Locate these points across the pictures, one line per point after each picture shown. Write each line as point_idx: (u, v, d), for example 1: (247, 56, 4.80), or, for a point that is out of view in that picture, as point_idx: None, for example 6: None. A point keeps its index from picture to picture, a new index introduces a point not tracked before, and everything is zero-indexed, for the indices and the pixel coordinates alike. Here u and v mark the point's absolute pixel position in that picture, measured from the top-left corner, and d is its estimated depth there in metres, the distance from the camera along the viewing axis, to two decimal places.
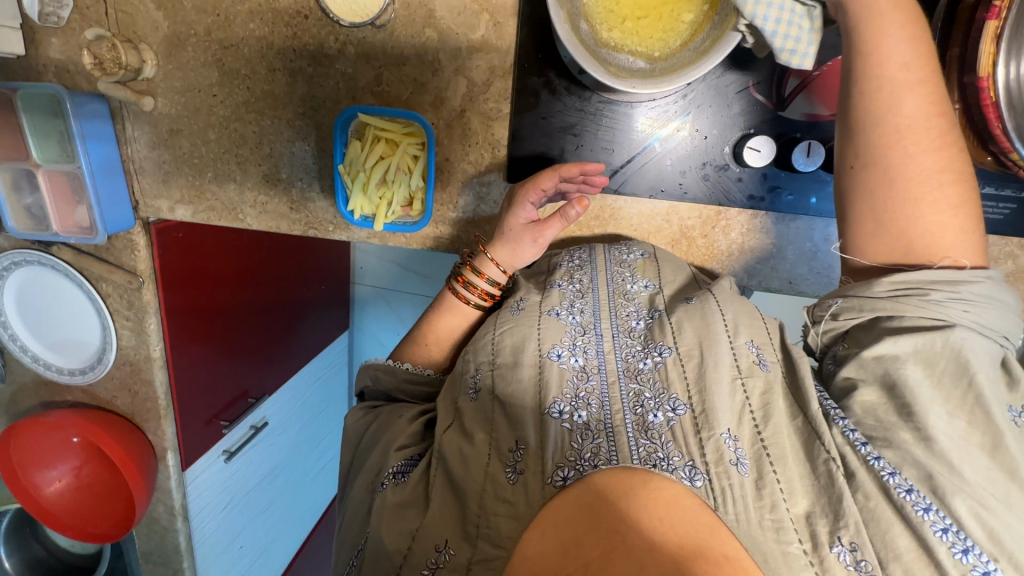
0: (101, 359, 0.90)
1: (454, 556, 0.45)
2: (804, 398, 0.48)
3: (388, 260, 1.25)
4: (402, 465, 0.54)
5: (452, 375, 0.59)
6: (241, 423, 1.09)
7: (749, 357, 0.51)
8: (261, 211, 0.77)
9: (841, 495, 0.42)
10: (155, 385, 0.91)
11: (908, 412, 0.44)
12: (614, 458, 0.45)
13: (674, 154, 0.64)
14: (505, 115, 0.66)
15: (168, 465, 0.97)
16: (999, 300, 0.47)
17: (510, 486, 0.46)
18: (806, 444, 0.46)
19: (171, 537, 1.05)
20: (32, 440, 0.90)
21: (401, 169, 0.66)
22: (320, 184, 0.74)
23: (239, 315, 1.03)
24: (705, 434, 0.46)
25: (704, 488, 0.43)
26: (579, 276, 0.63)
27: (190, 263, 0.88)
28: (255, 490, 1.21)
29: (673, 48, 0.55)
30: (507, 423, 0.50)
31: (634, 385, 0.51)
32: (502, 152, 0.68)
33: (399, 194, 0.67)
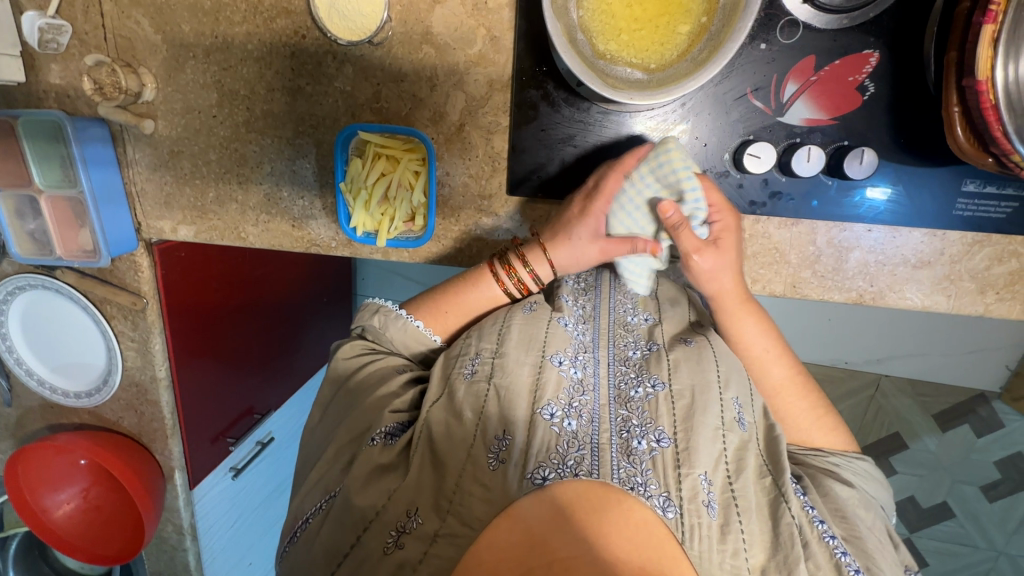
0: (106, 381, 0.90)
1: (421, 525, 0.48)
2: (780, 472, 0.51)
3: (390, 271, 1.25)
4: (394, 428, 0.56)
5: (448, 354, 0.61)
6: (247, 439, 1.10)
7: (732, 416, 0.53)
8: (263, 229, 0.77)
9: (797, 556, 0.46)
10: (161, 405, 0.91)
11: (841, 514, 0.52)
12: (595, 471, 0.49)
13: None
14: (504, 128, 0.66)
15: (177, 485, 0.97)
16: (879, 480, 0.59)
17: (490, 471, 0.50)
18: (772, 504, 0.50)
19: (180, 556, 1.06)
20: (42, 461, 0.90)
21: (402, 185, 0.66)
22: (321, 201, 0.74)
23: (245, 331, 1.03)
24: (683, 471, 0.49)
25: (675, 521, 0.47)
26: (583, 300, 0.65)
27: (194, 283, 0.89)
28: (262, 506, 1.22)
29: (670, 59, 0.55)
30: (499, 409, 0.53)
31: (624, 411, 0.54)
32: (503, 165, 0.68)
33: (401, 210, 0.67)
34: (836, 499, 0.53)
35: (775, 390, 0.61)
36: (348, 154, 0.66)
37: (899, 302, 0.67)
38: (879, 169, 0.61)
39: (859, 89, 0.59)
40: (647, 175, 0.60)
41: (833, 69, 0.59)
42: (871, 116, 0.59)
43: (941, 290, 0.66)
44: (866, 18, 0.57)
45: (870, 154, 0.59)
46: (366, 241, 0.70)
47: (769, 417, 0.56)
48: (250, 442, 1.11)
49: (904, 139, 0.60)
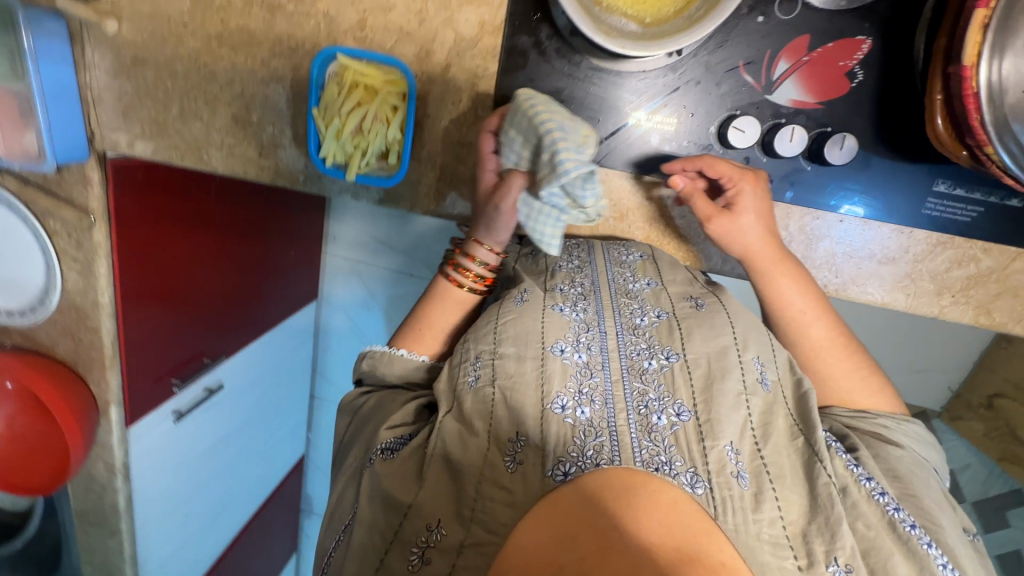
0: (42, 301, 0.85)
1: (445, 537, 0.51)
2: (812, 430, 0.58)
3: (366, 231, 1.34)
4: (394, 441, 0.61)
5: (451, 361, 0.64)
6: (194, 384, 1.06)
7: (755, 376, 0.59)
8: (228, 154, 0.73)
9: (837, 517, 0.51)
10: (101, 333, 0.86)
11: (895, 474, 0.59)
12: (616, 458, 0.52)
13: (660, 130, 0.64)
14: (492, 74, 0.64)
15: (111, 420, 0.93)
16: (930, 439, 0.66)
17: (509, 473, 0.52)
18: (808, 464, 0.55)
19: (110, 496, 1.01)
20: None
21: (378, 118, 0.65)
22: (293, 130, 0.70)
23: (203, 270, 1.00)
24: (709, 444, 0.53)
25: (704, 497, 0.50)
26: (580, 278, 0.68)
27: (152, 208, 0.85)
28: (199, 459, 1.19)
29: (666, 15, 0.54)
30: (507, 411, 0.56)
31: (639, 385, 0.58)
32: (485, 112, 0.66)
33: (374, 144, 0.65)
34: (891, 461, 0.60)
35: (815, 350, 0.67)
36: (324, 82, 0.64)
37: (859, 296, 0.68)
38: (858, 158, 0.61)
39: (848, 75, 0.59)
40: (512, 128, 0.61)
41: (825, 52, 0.59)
42: (856, 104, 0.60)
43: (901, 289, 0.67)
44: (864, 3, 0.57)
45: (850, 141, 0.59)
46: (335, 174, 0.68)
47: (796, 374, 0.63)
48: (196, 387, 1.08)
49: (884, 132, 0.60)
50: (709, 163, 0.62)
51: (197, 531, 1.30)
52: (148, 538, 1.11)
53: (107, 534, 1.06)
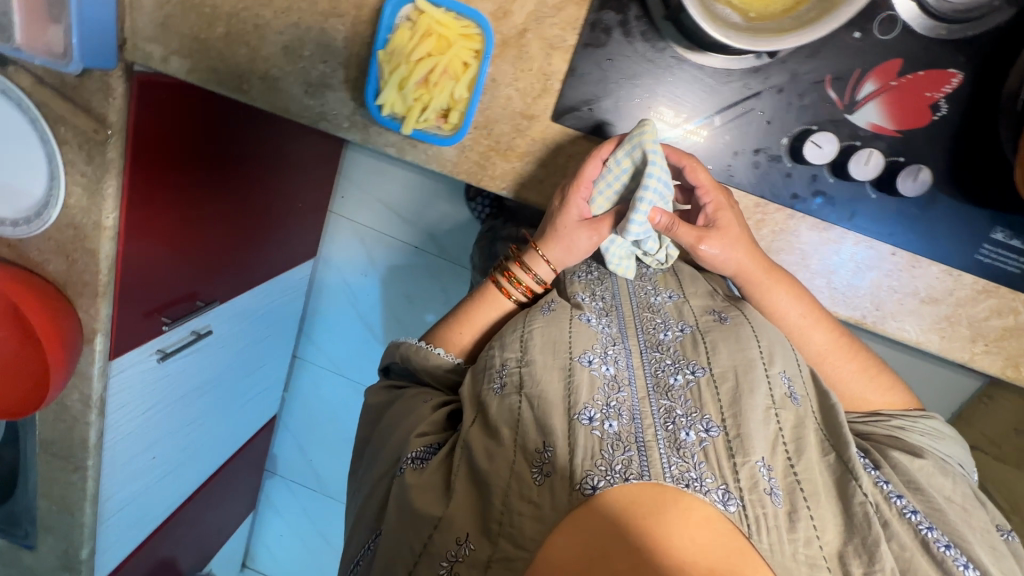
0: (39, 215, 0.78)
1: (475, 550, 0.51)
2: (844, 444, 0.57)
3: (370, 194, 1.41)
4: (424, 451, 0.61)
5: (474, 368, 0.65)
6: (182, 325, 1.02)
7: (784, 391, 0.58)
8: (271, 87, 0.68)
9: (875, 540, 0.50)
10: (99, 257, 0.80)
11: (916, 486, 0.56)
12: (645, 473, 0.51)
13: (732, 132, 0.61)
14: (569, 47, 0.61)
15: (95, 349, 0.86)
16: (948, 434, 0.65)
17: (536, 487, 0.52)
18: (841, 482, 0.54)
19: (81, 430, 0.95)
20: None
21: (448, 72, 0.59)
22: (345, 72, 0.66)
23: (203, 206, 0.93)
24: (740, 460, 0.52)
25: (737, 514, 0.50)
26: (600, 292, 0.70)
27: (163, 128, 0.79)
28: (177, 404, 1.15)
29: (773, 12, 0.51)
30: (535, 420, 0.56)
31: (666, 401, 0.58)
32: (554, 87, 0.63)
33: (439, 100, 0.60)
34: (911, 472, 0.57)
35: (819, 356, 0.66)
36: (394, 22, 0.59)
37: (896, 332, 0.68)
38: (924, 195, 0.61)
39: (932, 107, 0.58)
40: (624, 157, 0.61)
41: (915, 80, 0.57)
42: (934, 138, 0.59)
43: (937, 330, 0.67)
44: (963, 36, 0.56)
45: (924, 173, 0.59)
46: (389, 125, 0.63)
47: (821, 385, 0.63)
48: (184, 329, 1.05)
49: (956, 170, 0.59)
50: (691, 166, 0.60)
51: (161, 479, 1.25)
52: (110, 478, 1.06)
53: (70, 470, 0.99)
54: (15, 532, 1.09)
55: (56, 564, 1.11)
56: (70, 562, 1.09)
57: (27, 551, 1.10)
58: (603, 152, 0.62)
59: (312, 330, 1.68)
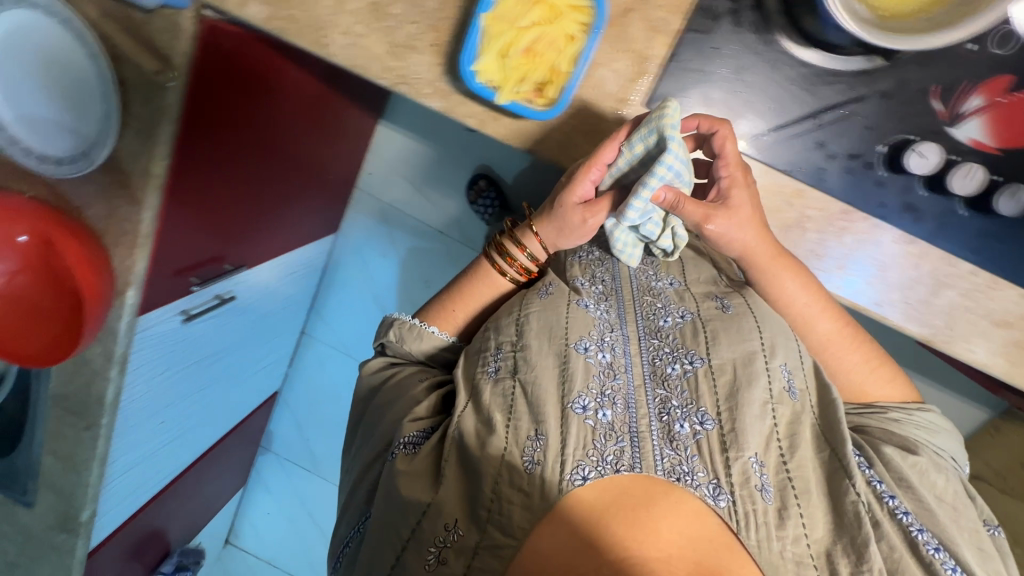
0: (87, 154, 0.74)
1: (462, 537, 0.60)
2: (839, 440, 0.63)
3: (399, 173, 1.48)
4: (416, 437, 0.70)
5: (471, 350, 0.75)
6: (210, 288, 0.98)
7: (783, 386, 0.65)
8: (351, 44, 0.65)
9: (863, 539, 0.56)
10: (144, 207, 0.77)
11: (905, 483, 0.62)
12: (637, 465, 0.59)
13: (829, 134, 0.60)
14: (672, 31, 0.59)
15: (126, 304, 0.81)
16: (945, 428, 0.70)
17: (527, 475, 0.60)
18: (834, 479, 0.61)
19: (98, 386, 0.91)
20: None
21: (553, 43, 0.57)
22: (433, 35, 0.63)
23: (246, 168, 0.92)
24: (732, 456, 0.60)
25: (726, 509, 0.57)
26: (603, 277, 0.78)
27: (224, 82, 0.78)
28: (195, 369, 1.13)
29: (907, 11, 0.50)
30: (526, 404, 0.64)
31: (663, 392, 0.66)
32: (651, 70, 0.61)
33: (540, 70, 0.57)
34: (903, 470, 0.63)
35: (823, 341, 0.70)
36: None
37: (963, 353, 0.67)
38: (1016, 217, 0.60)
39: None
40: (637, 143, 0.60)
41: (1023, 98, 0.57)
42: None
43: (1004, 354, 0.66)
44: None
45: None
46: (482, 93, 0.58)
47: (819, 373, 0.69)
48: (210, 293, 1.01)
49: None
50: (723, 133, 0.59)
51: (166, 443, 1.22)
52: (123, 440, 1.03)
53: (83, 428, 0.95)
54: (12, 487, 1.04)
55: (53, 523, 1.07)
56: (69, 523, 1.05)
57: (23, 508, 1.06)
58: (619, 137, 0.62)
59: (324, 304, 1.72)
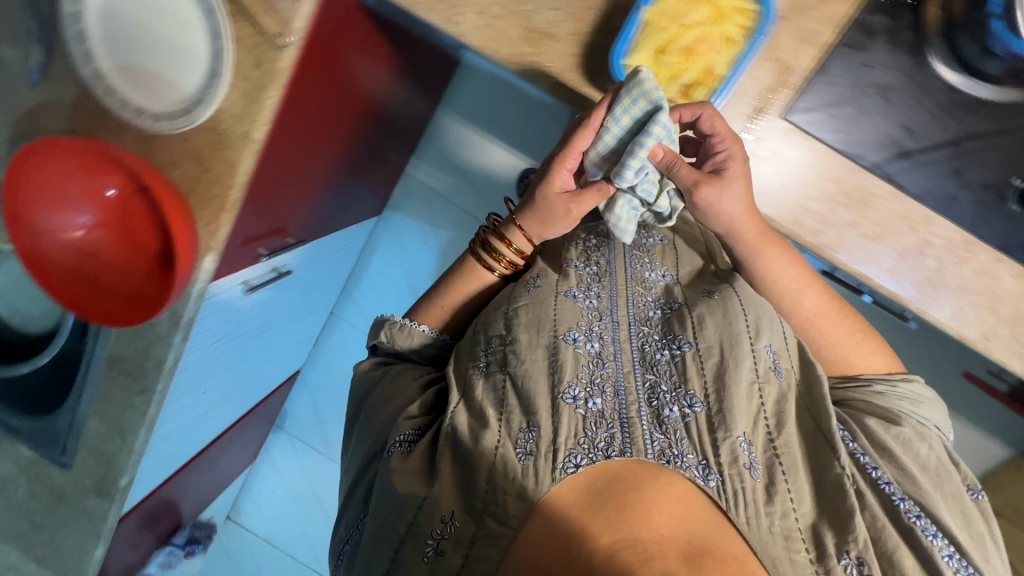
0: (187, 111, 0.71)
1: (458, 526, 0.64)
2: (826, 420, 0.68)
3: (451, 163, 1.47)
4: (411, 434, 0.73)
5: (465, 348, 0.80)
6: (273, 259, 1.00)
7: (768, 364, 0.70)
8: (485, 23, 0.63)
9: (848, 515, 0.61)
10: (238, 171, 0.75)
11: (885, 451, 0.68)
12: (628, 450, 0.64)
13: (966, 163, 0.62)
14: (822, 44, 0.59)
15: (204, 270, 0.79)
16: (927, 398, 0.77)
17: (519, 463, 0.64)
18: (820, 455, 0.66)
19: (158, 351, 0.88)
20: (68, 166, 0.74)
21: (712, 44, 0.60)
22: (572, 24, 0.62)
23: (319, 142, 0.92)
24: (721, 436, 0.64)
25: (715, 488, 0.62)
26: (598, 261, 0.83)
27: (319, 56, 0.78)
28: (242, 340, 1.11)
29: None
30: (515, 393, 0.69)
31: (651, 377, 0.71)
32: (794, 80, 0.60)
33: (693, 70, 0.62)
34: (883, 440, 0.69)
35: (809, 319, 0.79)
36: None
37: None
38: None
39: None
40: (623, 115, 0.62)
41: None
42: None
43: None
44: None
45: None
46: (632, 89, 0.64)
47: (806, 355, 0.75)
48: (268, 265, 1.02)
49: None
50: (708, 114, 0.60)
51: (206, 413, 1.20)
52: (171, 404, 1.01)
53: (135, 391, 0.92)
54: (50, 446, 1.01)
55: (89, 486, 1.04)
56: (106, 486, 1.02)
57: (60, 468, 1.03)
58: (600, 115, 0.63)
59: (355, 286, 1.70)
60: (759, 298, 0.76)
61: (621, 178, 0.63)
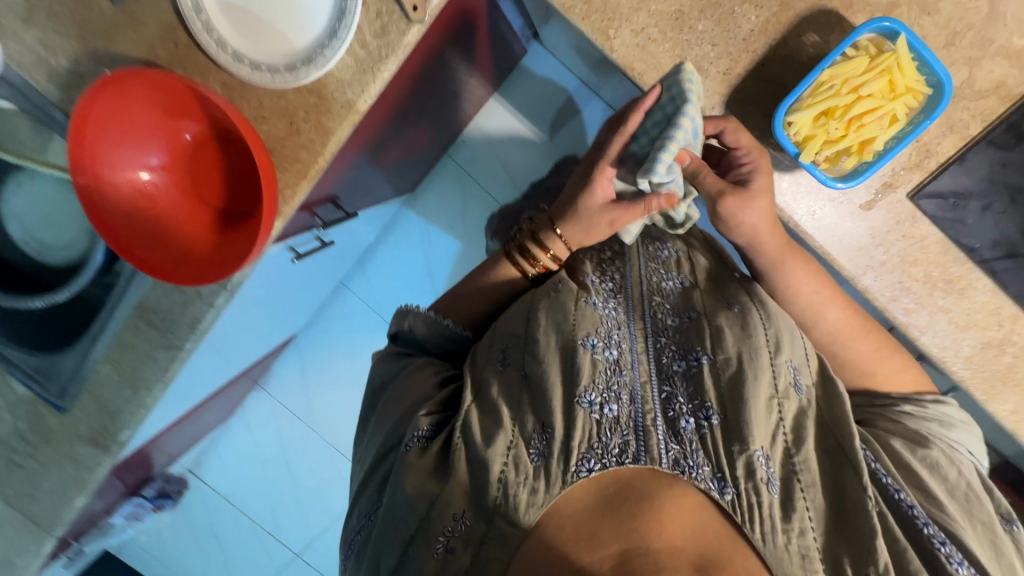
0: (292, 70, 0.66)
1: (470, 526, 0.55)
2: (851, 445, 0.59)
3: (494, 154, 1.43)
4: (428, 431, 0.63)
5: (478, 354, 0.70)
6: (314, 228, 1.00)
7: (788, 381, 0.61)
8: (638, 45, 0.65)
9: (874, 543, 0.53)
10: (333, 140, 0.69)
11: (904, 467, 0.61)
12: (641, 456, 0.56)
13: None
14: (967, 135, 0.64)
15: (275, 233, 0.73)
16: (962, 422, 0.68)
17: (533, 465, 0.56)
18: (843, 479, 0.58)
19: (195, 309, 0.82)
20: (126, 101, 0.65)
21: (881, 118, 0.62)
22: (726, 66, 0.65)
23: (379, 121, 0.87)
24: (738, 449, 0.56)
25: (730, 503, 0.54)
26: (612, 273, 0.77)
27: (419, 45, 0.74)
28: (266, 300, 1.05)
29: None
30: (531, 395, 0.62)
31: (666, 386, 0.62)
32: (929, 164, 0.65)
33: (854, 140, 0.63)
34: (904, 459, 0.62)
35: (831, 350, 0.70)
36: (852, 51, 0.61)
37: None
38: None
39: None
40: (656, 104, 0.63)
41: None
42: None
43: None
44: None
45: None
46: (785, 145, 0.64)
47: (829, 372, 0.65)
48: (311, 233, 1.01)
49: None
50: (730, 129, 0.65)
51: (214, 370, 1.12)
52: (197, 358, 0.96)
53: (157, 345, 0.86)
54: (47, 386, 0.93)
55: (79, 435, 0.95)
56: (102, 438, 0.94)
57: (54, 411, 0.94)
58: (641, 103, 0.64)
59: (370, 259, 1.63)
60: (795, 329, 0.66)
61: (654, 173, 0.61)
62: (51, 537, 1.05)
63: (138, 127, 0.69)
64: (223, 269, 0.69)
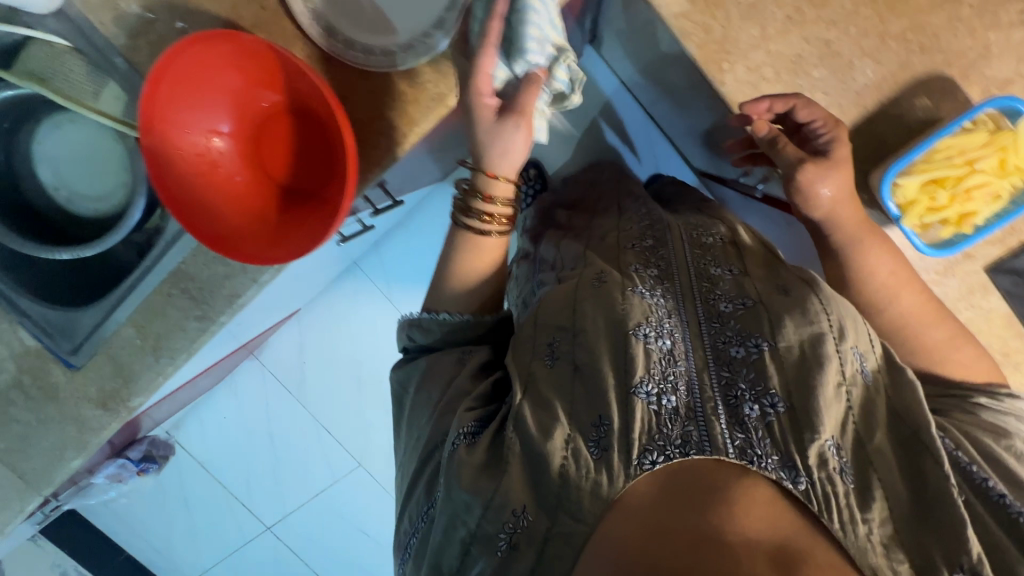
0: (389, 54, 0.64)
1: (532, 521, 0.54)
2: (922, 426, 0.59)
3: None
4: (474, 426, 0.62)
5: (518, 344, 0.67)
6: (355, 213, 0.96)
7: (855, 366, 0.60)
8: (749, 79, 0.69)
9: (962, 531, 0.52)
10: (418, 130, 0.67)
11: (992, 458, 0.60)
12: (705, 447, 0.54)
13: None
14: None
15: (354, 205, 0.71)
16: None
17: (594, 459, 0.55)
18: (915, 463, 0.58)
19: (239, 282, 0.79)
20: (196, 63, 0.61)
21: (983, 195, 0.71)
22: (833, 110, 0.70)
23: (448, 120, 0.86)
24: (809, 437, 0.55)
25: (804, 492, 0.52)
26: (655, 262, 0.76)
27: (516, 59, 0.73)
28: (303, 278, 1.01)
29: None
30: (581, 386, 0.60)
31: (728, 372, 0.60)
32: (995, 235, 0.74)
33: (954, 210, 0.72)
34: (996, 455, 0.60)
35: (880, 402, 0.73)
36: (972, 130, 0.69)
37: None
38: None
39: None
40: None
41: None
42: None
43: None
44: None
45: None
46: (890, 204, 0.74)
47: (893, 359, 0.64)
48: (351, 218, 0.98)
49: None
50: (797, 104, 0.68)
51: (222, 344, 1.07)
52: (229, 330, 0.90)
53: (190, 311, 0.82)
54: (59, 342, 0.87)
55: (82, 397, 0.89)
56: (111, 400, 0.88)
57: (61, 367, 0.88)
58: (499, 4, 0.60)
59: (388, 242, 1.59)
60: (858, 316, 0.65)
61: (527, 54, 0.61)
62: (39, 496, 0.93)
63: (210, 88, 0.65)
64: (286, 248, 0.66)
